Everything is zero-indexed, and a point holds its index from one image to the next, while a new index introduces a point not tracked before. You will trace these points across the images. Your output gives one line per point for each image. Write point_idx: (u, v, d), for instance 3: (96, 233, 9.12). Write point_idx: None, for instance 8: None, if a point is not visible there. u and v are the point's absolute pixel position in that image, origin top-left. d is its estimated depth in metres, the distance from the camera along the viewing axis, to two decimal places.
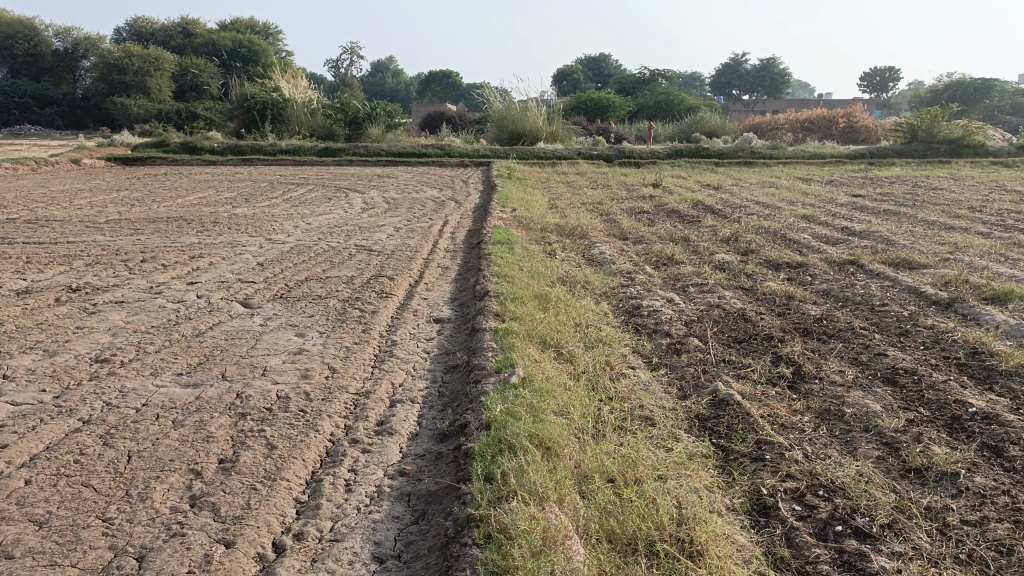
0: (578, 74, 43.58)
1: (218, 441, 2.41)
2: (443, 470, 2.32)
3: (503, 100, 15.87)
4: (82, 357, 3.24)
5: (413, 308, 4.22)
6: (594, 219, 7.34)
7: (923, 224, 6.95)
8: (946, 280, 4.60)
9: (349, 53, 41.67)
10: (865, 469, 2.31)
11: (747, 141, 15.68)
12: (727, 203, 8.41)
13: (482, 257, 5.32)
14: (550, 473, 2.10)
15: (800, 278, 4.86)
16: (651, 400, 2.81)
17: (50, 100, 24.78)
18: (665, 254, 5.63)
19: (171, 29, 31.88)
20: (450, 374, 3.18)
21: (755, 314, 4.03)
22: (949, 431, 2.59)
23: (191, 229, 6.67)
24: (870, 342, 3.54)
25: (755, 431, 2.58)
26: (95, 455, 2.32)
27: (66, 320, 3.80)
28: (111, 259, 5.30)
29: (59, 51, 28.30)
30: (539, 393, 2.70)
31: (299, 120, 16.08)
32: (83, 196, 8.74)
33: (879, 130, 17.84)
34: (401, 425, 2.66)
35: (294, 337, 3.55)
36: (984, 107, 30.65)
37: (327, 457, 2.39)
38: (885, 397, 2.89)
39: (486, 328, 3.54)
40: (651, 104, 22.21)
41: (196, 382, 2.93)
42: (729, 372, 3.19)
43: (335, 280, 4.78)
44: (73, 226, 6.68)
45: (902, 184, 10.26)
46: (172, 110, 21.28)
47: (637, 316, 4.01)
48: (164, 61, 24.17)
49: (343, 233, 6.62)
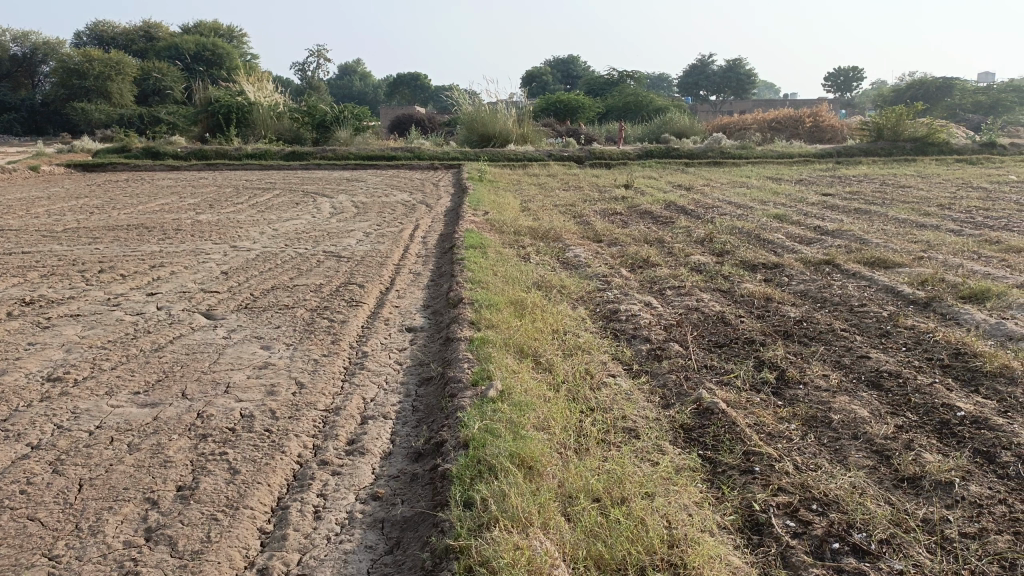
0: (547, 76, 43.49)
1: (177, 467, 2.25)
2: (419, 494, 2.19)
3: (473, 101, 15.75)
4: (33, 376, 3.05)
5: (384, 316, 4.09)
6: (568, 221, 7.25)
7: (895, 222, 6.95)
8: (923, 279, 4.57)
9: (315, 55, 41.15)
10: (858, 480, 2.23)
11: (717, 141, 15.70)
12: (699, 203, 8.37)
13: (455, 262, 5.20)
14: (532, 496, 1.98)
15: (777, 279, 4.80)
16: (634, 410, 2.71)
17: (8, 105, 24.11)
18: (640, 256, 5.54)
19: (133, 33, 31.33)
20: (425, 388, 3.04)
21: (735, 316, 3.95)
22: (939, 436, 2.52)
23: (153, 237, 6.45)
24: (852, 344, 3.47)
25: (743, 441, 2.49)
26: (43, 483, 2.15)
27: (17, 336, 3.59)
28: (68, 271, 5.09)
29: (17, 56, 27.64)
30: (518, 407, 2.58)
31: (265, 124, 15.83)
32: (40, 204, 8.44)
33: (845, 130, 18.05)
34: (373, 443, 2.52)
35: (259, 351, 3.39)
36: (946, 106, 31.16)
37: (294, 481, 2.25)
38: (871, 401, 2.82)
39: (461, 337, 3.42)
40: (620, 105, 22.23)
41: (154, 402, 2.76)
42: (712, 378, 3.09)
43: (303, 288, 4.62)
44: (30, 236, 6.43)
45: (870, 183, 10.32)
46: (135, 115, 20.86)
47: (615, 321, 3.91)
48: (126, 65, 23.68)
49: (310, 239, 6.44)
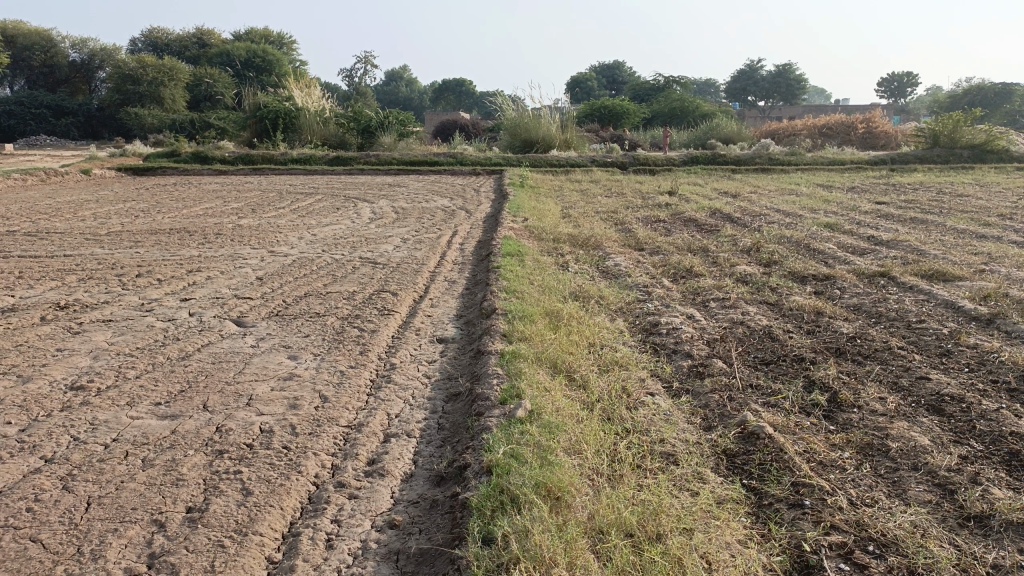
0: (593, 82, 43.21)
1: (188, 486, 2.15)
2: (438, 524, 2.06)
3: (516, 107, 15.64)
4: (57, 384, 2.99)
5: (415, 326, 3.96)
6: (609, 228, 7.08)
7: (955, 232, 6.61)
8: (985, 293, 4.29)
9: (362, 62, 41.69)
10: (920, 518, 2.02)
11: (764, 147, 15.30)
12: (745, 210, 8.13)
13: (491, 270, 5.07)
14: (558, 533, 1.82)
15: (829, 291, 4.56)
16: (674, 433, 2.54)
17: (66, 110, 24.85)
18: (683, 266, 5.33)
19: (186, 40, 32.16)
20: (452, 404, 2.91)
21: (782, 332, 3.73)
22: (1009, 468, 2.30)
23: (193, 241, 6.45)
24: (910, 364, 3.24)
25: (792, 471, 2.30)
26: (51, 501, 2.07)
27: (47, 341, 3.56)
28: (106, 274, 5.10)
29: (76, 62, 28.47)
30: (548, 429, 2.42)
31: (311, 129, 15.97)
32: (89, 207, 8.61)
33: (899, 136, 17.47)
34: (394, 465, 2.40)
35: (285, 361, 3.30)
36: (1005, 112, 30.30)
37: (308, 505, 2.14)
38: (932, 428, 2.59)
39: (492, 350, 3.28)
40: (666, 111, 21.87)
41: (174, 414, 2.68)
42: (758, 399, 2.90)
43: (335, 295, 4.53)
44: (74, 239, 6.50)
45: (927, 191, 9.93)
46: (186, 121, 21.34)
47: (655, 335, 3.73)
48: (178, 71, 24.19)
49: (348, 245, 6.38)
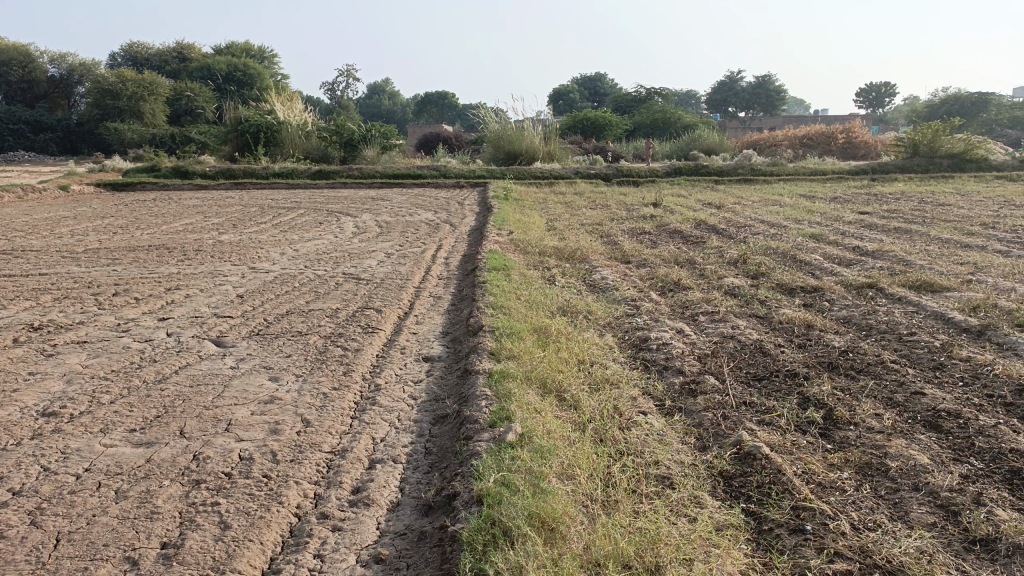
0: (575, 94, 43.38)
1: (164, 520, 2.05)
2: (427, 558, 1.97)
3: (500, 119, 15.63)
4: (27, 411, 2.87)
5: (400, 345, 3.87)
6: (595, 241, 7.02)
7: (938, 242, 6.62)
8: (974, 304, 4.26)
9: (344, 75, 41.68)
10: (926, 543, 1.95)
11: (747, 158, 15.34)
12: (730, 221, 8.12)
13: (477, 285, 4.99)
14: (552, 568, 1.74)
15: (818, 304, 4.52)
16: (669, 455, 2.46)
17: (44, 125, 24.55)
18: (670, 279, 5.27)
19: (166, 55, 31.96)
20: (439, 427, 2.82)
21: (774, 347, 3.67)
22: (1010, 487, 2.25)
23: (173, 258, 6.32)
24: (904, 378, 3.19)
25: (792, 494, 2.23)
26: (17, 538, 1.96)
27: (18, 365, 3.44)
28: (82, 293, 4.97)
29: (54, 77, 28.20)
30: (539, 453, 2.34)
31: (293, 143, 15.86)
32: (67, 223, 8.45)
33: (878, 146, 17.61)
34: (380, 493, 2.31)
35: (266, 383, 3.20)
36: (981, 121, 30.64)
37: (290, 538, 2.04)
38: (931, 446, 2.53)
39: (480, 370, 3.19)
40: (649, 122, 21.94)
41: (149, 441, 2.57)
42: (752, 418, 2.83)
43: (318, 313, 4.43)
44: (50, 257, 6.35)
45: (909, 200, 9.98)
46: (166, 135, 21.13)
47: (645, 351, 3.66)
48: (158, 86, 23.99)
49: (331, 260, 6.28)
